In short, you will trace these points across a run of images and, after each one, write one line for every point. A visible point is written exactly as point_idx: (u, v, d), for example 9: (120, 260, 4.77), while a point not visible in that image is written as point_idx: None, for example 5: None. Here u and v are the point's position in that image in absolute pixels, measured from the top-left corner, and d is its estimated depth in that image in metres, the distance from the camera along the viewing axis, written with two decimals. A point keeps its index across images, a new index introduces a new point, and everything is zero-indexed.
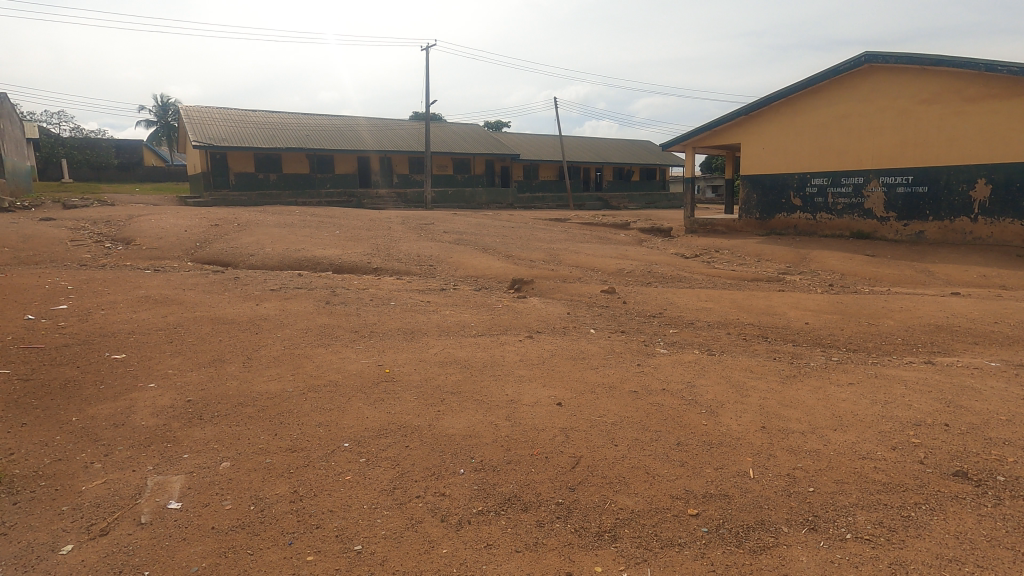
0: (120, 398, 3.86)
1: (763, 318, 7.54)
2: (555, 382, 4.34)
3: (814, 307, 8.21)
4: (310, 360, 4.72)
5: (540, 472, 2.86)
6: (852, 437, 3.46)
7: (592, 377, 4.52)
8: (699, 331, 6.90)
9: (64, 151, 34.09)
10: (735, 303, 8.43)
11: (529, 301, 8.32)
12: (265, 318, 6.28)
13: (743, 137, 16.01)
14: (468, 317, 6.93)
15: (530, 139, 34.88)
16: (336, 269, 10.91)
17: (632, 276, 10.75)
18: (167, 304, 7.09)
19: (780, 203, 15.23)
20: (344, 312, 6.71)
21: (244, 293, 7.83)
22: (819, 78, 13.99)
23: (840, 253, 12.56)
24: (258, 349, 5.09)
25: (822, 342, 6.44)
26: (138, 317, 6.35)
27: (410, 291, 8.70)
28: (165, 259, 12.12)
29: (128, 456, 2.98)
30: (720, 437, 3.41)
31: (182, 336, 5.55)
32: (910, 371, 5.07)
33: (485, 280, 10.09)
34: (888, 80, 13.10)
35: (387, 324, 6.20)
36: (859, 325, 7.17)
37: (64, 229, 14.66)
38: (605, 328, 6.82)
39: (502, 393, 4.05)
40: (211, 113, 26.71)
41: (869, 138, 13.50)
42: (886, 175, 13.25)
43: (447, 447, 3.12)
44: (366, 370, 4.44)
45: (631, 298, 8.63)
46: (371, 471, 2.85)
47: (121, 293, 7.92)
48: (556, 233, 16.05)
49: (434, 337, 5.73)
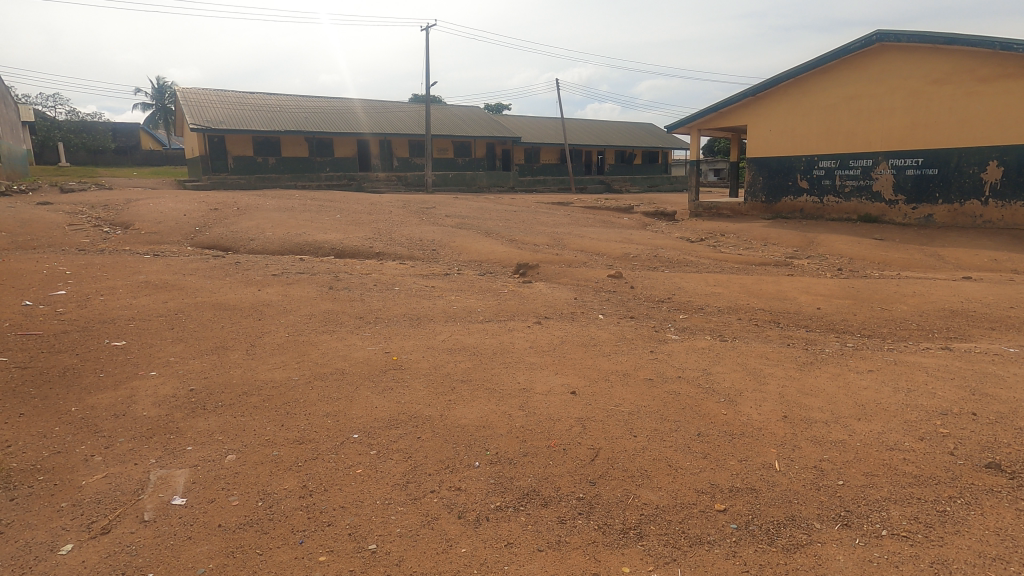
0: (121, 387, 3.75)
1: (773, 303, 7.41)
2: (567, 369, 4.23)
3: (825, 292, 8.08)
4: (316, 347, 4.60)
5: (559, 465, 2.75)
6: (877, 427, 3.35)
7: (605, 364, 4.40)
8: (709, 316, 6.78)
9: (60, 134, 33.69)
10: (745, 288, 8.29)
11: (535, 286, 8.21)
12: (268, 304, 6.16)
13: (750, 119, 15.74)
14: (474, 302, 6.78)
15: (532, 122, 34.53)
16: (338, 253, 10.76)
17: (637, 260, 10.61)
18: (167, 289, 6.94)
19: (787, 186, 15.02)
20: (347, 297, 6.58)
21: (245, 278, 7.69)
22: (828, 57, 13.68)
23: (848, 237, 12.40)
24: (261, 336, 4.96)
25: (836, 328, 6.31)
26: (138, 303, 6.21)
27: (413, 276, 8.55)
28: (164, 244, 11.97)
29: (129, 449, 2.87)
30: (740, 427, 3.31)
31: (183, 323, 5.42)
32: (929, 358, 4.95)
33: (489, 265, 9.95)
34: (900, 60, 12.81)
35: (392, 310, 6.07)
36: (872, 310, 7.03)
37: (62, 214, 14.48)
38: (613, 314, 6.69)
39: (514, 381, 3.94)
40: (209, 95, 26.31)
41: (879, 119, 13.24)
42: (895, 157, 13.03)
43: (461, 439, 3.01)
44: (374, 358, 4.32)
45: (639, 283, 8.49)
46: (384, 465, 2.74)
47: (119, 278, 7.77)
48: (559, 217, 15.85)
49: (442, 324, 5.60)
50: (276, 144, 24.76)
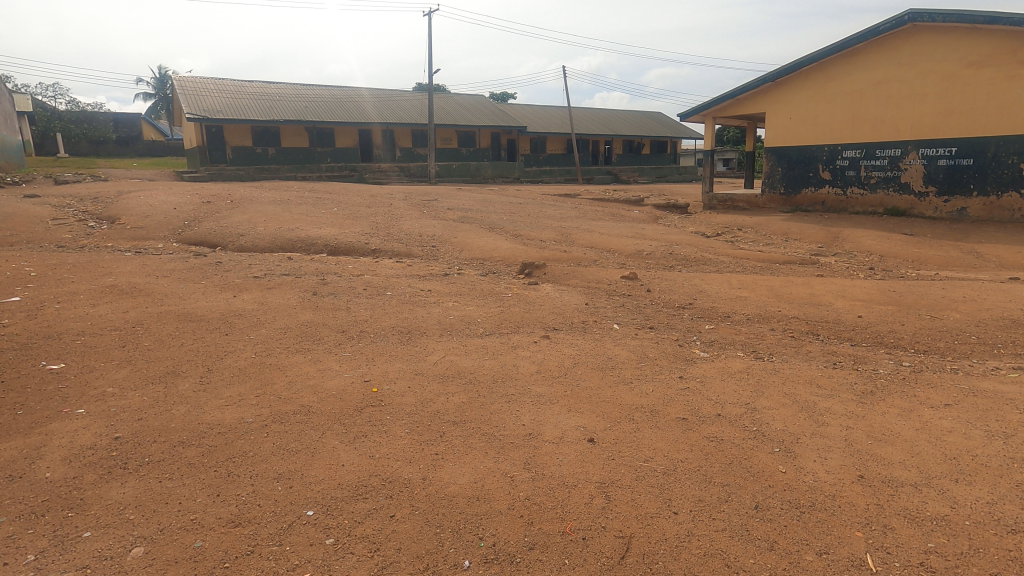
0: (33, 432, 3.04)
1: (808, 310, 6.65)
2: (582, 406, 3.48)
3: (863, 295, 7.30)
4: (283, 374, 3.88)
5: (577, 568, 2.05)
6: (985, 495, 2.60)
7: (626, 398, 3.66)
8: (738, 327, 6.02)
9: (60, 125, 33.13)
10: (773, 291, 7.52)
11: (542, 289, 7.48)
12: (240, 314, 5.46)
13: (768, 106, 14.83)
14: (474, 310, 6.02)
15: (538, 110, 33.60)
16: (332, 250, 10.05)
17: (652, 257, 9.86)
18: (133, 294, 6.27)
19: (807, 177, 14.14)
20: (331, 305, 5.85)
21: (223, 281, 6.99)
22: (855, 39, 12.78)
23: (876, 232, 11.54)
24: (222, 358, 4.24)
25: (885, 343, 5.53)
26: (95, 312, 5.53)
27: (410, 277, 7.84)
28: (150, 240, 11.30)
29: (8, 536, 2.18)
30: (808, 496, 2.58)
31: (139, 339, 4.71)
32: (1010, 385, 4.17)
33: (492, 264, 9.21)
34: (934, 41, 11.90)
35: (380, 322, 5.33)
36: (921, 319, 6.25)
37: (47, 207, 13.82)
38: (630, 324, 5.94)
39: (517, 423, 3.21)
40: (206, 84, 25.60)
41: (909, 105, 12.33)
42: (927, 146, 12.14)
43: (448, 519, 2.30)
44: (349, 391, 3.58)
45: (656, 285, 7.73)
46: (341, 565, 2.05)
47: (86, 280, 7.12)
48: (567, 209, 15.07)
49: (435, 340, 4.86)
50: (275, 134, 24.05)
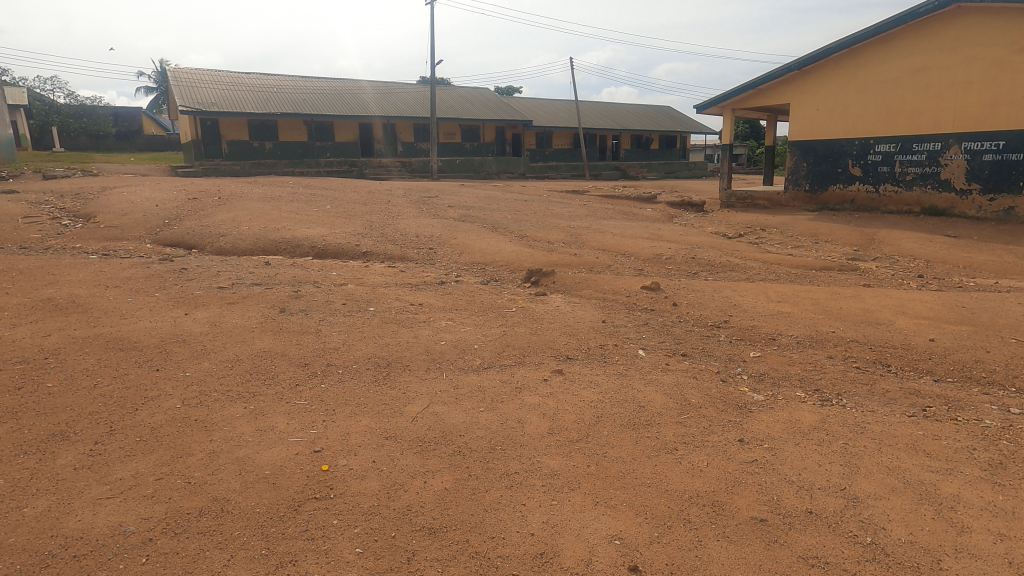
0: None
1: (867, 330, 5.59)
2: (615, 497, 2.46)
3: (927, 311, 6.23)
4: (208, 438, 2.87)
5: None
6: None
7: (676, 480, 2.62)
8: (789, 354, 4.97)
9: (58, 120, 32.33)
10: (819, 305, 6.46)
11: (551, 301, 6.47)
12: (185, 339, 4.45)
13: (793, 96, 13.70)
14: (470, 332, 4.99)
15: (545, 104, 32.52)
16: (318, 253, 9.06)
17: (673, 262, 8.82)
18: (69, 311, 5.29)
19: (837, 173, 13.03)
20: (298, 327, 4.84)
21: (182, 294, 6.01)
22: (891, 22, 11.64)
23: (916, 234, 10.43)
24: (136, 409, 3.22)
25: (975, 380, 4.46)
26: (11, 336, 4.55)
27: (399, 287, 6.84)
28: (122, 240, 10.36)
29: None
30: None
31: (42, 377, 3.71)
32: None
33: (494, 269, 8.20)
34: (981, 24, 10.71)
35: (353, 352, 4.30)
36: (1008, 345, 5.15)
37: (21, 203, 12.88)
38: (657, 351, 4.91)
39: (523, 533, 2.20)
40: (201, 76, 24.62)
41: (951, 94, 11.16)
42: (971, 140, 10.95)
43: None
44: (288, 469, 2.57)
45: (683, 297, 6.69)
46: None
47: (25, 291, 6.14)
48: (576, 207, 14.04)
49: (418, 378, 3.83)
50: (273, 128, 23.13)
